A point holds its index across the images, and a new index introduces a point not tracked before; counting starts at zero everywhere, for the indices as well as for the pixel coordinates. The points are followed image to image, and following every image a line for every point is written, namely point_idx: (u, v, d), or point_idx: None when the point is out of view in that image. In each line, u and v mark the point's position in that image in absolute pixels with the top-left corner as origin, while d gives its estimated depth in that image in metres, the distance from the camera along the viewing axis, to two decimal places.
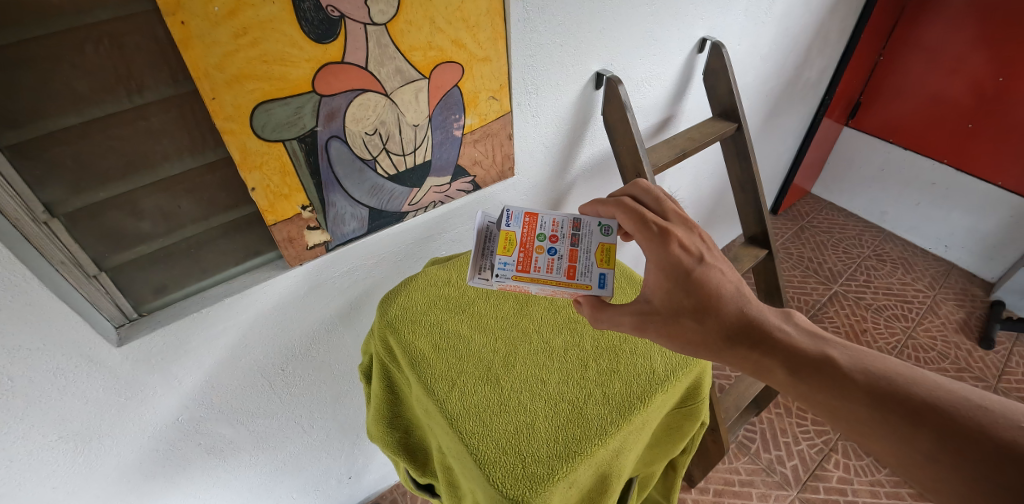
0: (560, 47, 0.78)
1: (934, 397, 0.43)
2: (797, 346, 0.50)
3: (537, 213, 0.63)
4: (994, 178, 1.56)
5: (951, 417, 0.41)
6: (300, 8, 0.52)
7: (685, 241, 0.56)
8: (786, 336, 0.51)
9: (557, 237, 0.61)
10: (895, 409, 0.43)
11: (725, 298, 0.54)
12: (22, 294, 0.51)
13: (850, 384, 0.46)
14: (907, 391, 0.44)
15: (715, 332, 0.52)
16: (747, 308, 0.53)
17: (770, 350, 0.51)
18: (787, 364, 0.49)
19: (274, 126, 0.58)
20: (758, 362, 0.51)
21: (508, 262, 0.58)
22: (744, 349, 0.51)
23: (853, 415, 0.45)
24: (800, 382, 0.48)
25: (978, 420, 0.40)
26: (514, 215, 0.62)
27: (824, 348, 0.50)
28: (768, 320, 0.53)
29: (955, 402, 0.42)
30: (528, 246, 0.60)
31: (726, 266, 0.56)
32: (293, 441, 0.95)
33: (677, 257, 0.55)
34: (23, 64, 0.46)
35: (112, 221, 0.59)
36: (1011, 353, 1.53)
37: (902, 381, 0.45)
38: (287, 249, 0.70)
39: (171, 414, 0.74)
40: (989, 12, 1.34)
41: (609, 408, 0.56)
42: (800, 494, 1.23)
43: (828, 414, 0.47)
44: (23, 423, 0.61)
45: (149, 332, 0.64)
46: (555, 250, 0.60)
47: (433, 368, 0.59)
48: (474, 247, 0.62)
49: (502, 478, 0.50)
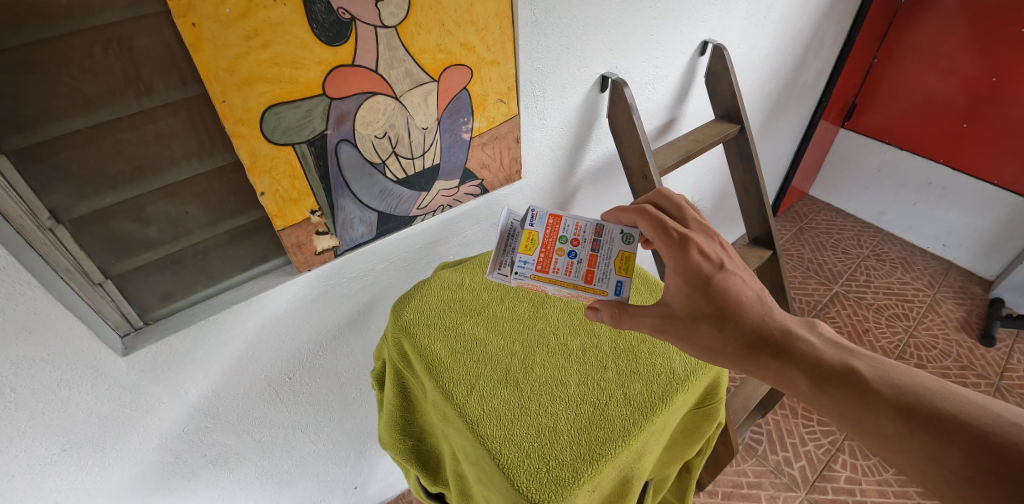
0: (567, 49, 0.78)
1: (963, 412, 0.43)
2: (821, 357, 0.50)
3: (560, 215, 0.64)
4: (989, 177, 1.58)
5: (983, 434, 0.41)
6: (311, 11, 0.52)
7: (705, 248, 0.56)
8: (809, 347, 0.51)
9: (578, 241, 0.62)
10: (923, 424, 0.43)
11: (745, 305, 0.54)
12: (26, 302, 0.50)
13: (874, 397, 0.46)
14: (935, 407, 0.44)
15: (735, 340, 0.52)
16: (768, 316, 0.53)
17: (792, 360, 0.50)
18: (811, 374, 0.49)
19: (284, 130, 0.58)
20: (780, 371, 0.51)
21: (528, 260, 0.60)
22: (766, 358, 0.51)
23: (879, 429, 0.45)
24: (822, 392, 0.48)
25: (1011, 437, 0.40)
26: (538, 215, 0.63)
27: (848, 360, 0.49)
28: (791, 330, 0.52)
29: (985, 419, 0.42)
30: (548, 247, 0.61)
31: (747, 274, 0.56)
32: (297, 451, 0.93)
33: (697, 263, 0.55)
34: (29, 66, 0.45)
35: (118, 228, 0.57)
36: (1012, 350, 1.55)
37: (930, 396, 0.44)
38: (295, 254, 0.69)
39: (175, 425, 0.72)
40: (980, 13, 1.37)
41: (631, 409, 0.56)
42: (809, 495, 1.23)
43: (851, 427, 0.47)
44: (26, 436, 0.59)
45: (155, 342, 0.62)
46: (575, 253, 0.61)
47: (450, 371, 0.58)
48: (495, 245, 0.63)
49: (525, 482, 0.49)
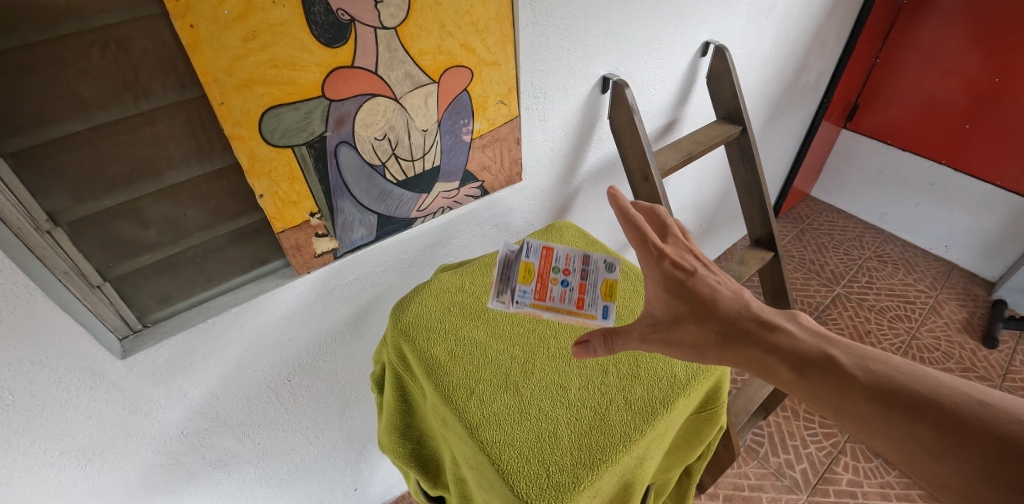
0: (568, 50, 0.77)
1: (935, 392, 0.42)
2: (798, 345, 0.49)
3: (554, 245, 0.62)
4: (992, 178, 1.57)
5: (953, 412, 0.41)
6: (310, 12, 0.52)
7: (680, 258, 0.56)
8: (788, 336, 0.50)
9: (570, 270, 0.60)
10: (896, 404, 0.43)
11: (723, 301, 0.54)
12: (24, 305, 0.50)
13: (850, 381, 0.45)
14: (908, 387, 0.43)
15: (716, 336, 0.52)
16: (747, 309, 0.53)
17: (772, 349, 0.50)
18: (790, 362, 0.48)
19: (283, 132, 0.57)
20: (761, 361, 0.50)
21: (526, 289, 0.59)
22: (745, 348, 0.51)
23: (854, 412, 0.44)
24: (802, 378, 0.48)
25: (979, 414, 0.40)
26: (532, 246, 0.61)
27: (825, 347, 0.48)
28: (770, 320, 0.52)
29: (955, 398, 0.41)
30: (544, 276, 0.60)
31: (722, 279, 0.56)
32: (297, 453, 0.93)
33: (672, 272, 0.55)
34: (26, 67, 0.45)
35: (116, 230, 0.57)
36: (1014, 352, 1.54)
37: (903, 377, 0.44)
38: (294, 256, 0.68)
39: (173, 428, 0.72)
40: (983, 14, 1.36)
41: (631, 415, 0.55)
42: (811, 498, 1.22)
43: (828, 411, 0.46)
44: (24, 439, 0.59)
45: (153, 345, 0.62)
46: (567, 282, 0.60)
47: (449, 375, 0.58)
48: (495, 275, 0.63)
49: (526, 487, 0.49)
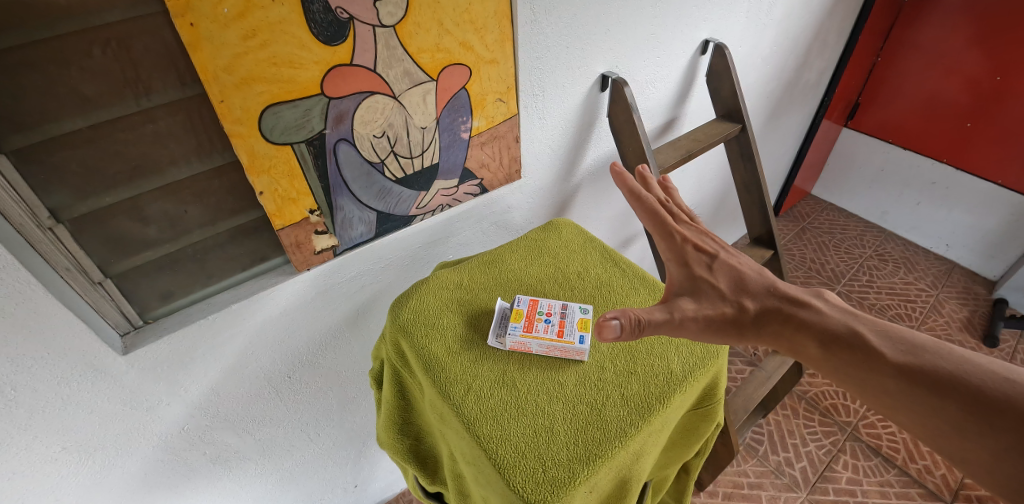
0: (567, 49, 0.78)
1: (960, 370, 0.45)
2: (827, 323, 0.52)
3: (538, 298, 0.67)
4: (994, 176, 1.56)
5: (978, 389, 0.43)
6: (309, 10, 0.52)
7: (699, 243, 0.59)
8: (816, 312, 0.53)
9: (552, 313, 0.63)
10: (921, 381, 0.45)
11: (749, 281, 0.56)
12: (25, 301, 0.51)
13: (879, 358, 0.48)
14: (935, 365, 0.46)
15: (750, 314, 0.54)
16: (774, 288, 0.55)
17: (802, 325, 0.52)
18: (819, 339, 0.51)
19: (283, 129, 0.58)
20: (792, 339, 0.52)
21: (516, 324, 0.61)
22: (778, 325, 0.53)
23: (882, 389, 0.47)
24: (830, 355, 0.50)
25: (1002, 391, 0.42)
26: (522, 296, 0.66)
27: (853, 324, 0.51)
28: (799, 298, 0.54)
29: (979, 375, 0.44)
30: (531, 316, 0.62)
31: (741, 259, 0.59)
32: (298, 450, 0.94)
33: (692, 255, 0.58)
34: (28, 66, 0.45)
35: (117, 227, 0.58)
36: (1015, 351, 1.54)
37: (929, 355, 0.46)
38: (294, 253, 0.69)
39: (175, 423, 0.72)
40: (982, 12, 1.37)
41: (627, 410, 0.55)
42: (810, 496, 1.22)
43: (855, 388, 0.49)
44: (26, 434, 0.60)
45: (155, 340, 0.63)
46: (549, 320, 0.62)
47: (448, 371, 0.58)
48: (494, 317, 0.64)
49: (523, 483, 0.50)
